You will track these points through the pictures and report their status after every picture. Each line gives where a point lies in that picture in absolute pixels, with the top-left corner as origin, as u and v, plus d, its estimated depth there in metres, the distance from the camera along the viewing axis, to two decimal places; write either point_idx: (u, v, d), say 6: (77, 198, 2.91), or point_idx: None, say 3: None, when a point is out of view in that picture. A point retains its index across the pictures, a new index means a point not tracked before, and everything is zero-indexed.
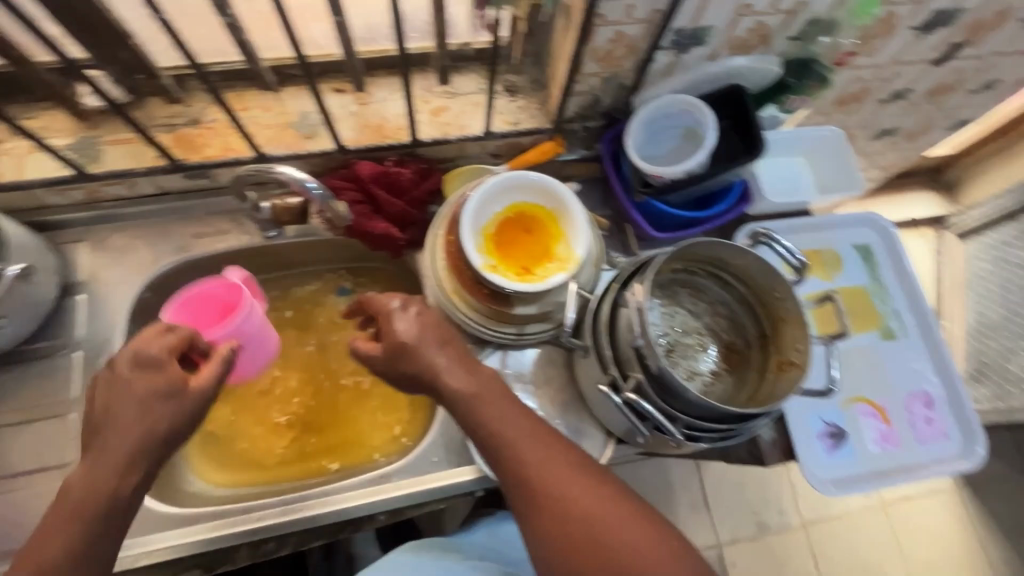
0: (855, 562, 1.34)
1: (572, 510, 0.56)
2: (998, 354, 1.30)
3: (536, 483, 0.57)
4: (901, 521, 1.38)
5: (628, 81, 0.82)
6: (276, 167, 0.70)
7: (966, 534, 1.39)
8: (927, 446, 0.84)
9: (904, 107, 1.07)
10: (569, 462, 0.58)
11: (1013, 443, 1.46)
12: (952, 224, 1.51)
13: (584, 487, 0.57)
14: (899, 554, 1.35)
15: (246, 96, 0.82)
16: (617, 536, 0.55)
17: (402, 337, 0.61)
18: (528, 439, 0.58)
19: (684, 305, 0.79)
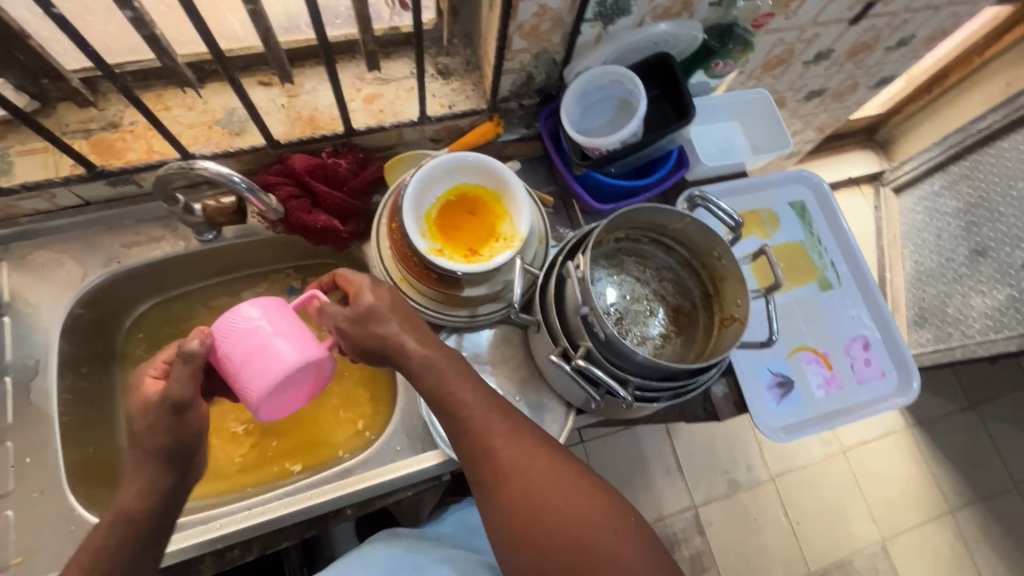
0: (821, 507, 1.41)
1: (533, 489, 0.57)
2: (937, 298, 1.36)
3: (498, 465, 0.58)
4: (859, 463, 1.45)
5: (558, 56, 0.82)
6: (197, 163, 0.66)
7: (918, 469, 1.48)
8: (867, 386, 0.89)
9: (828, 68, 1.11)
10: (529, 442, 0.60)
11: (954, 379, 1.56)
12: (887, 181, 1.57)
13: (543, 465, 0.58)
14: (860, 495, 1.43)
15: (166, 95, 0.79)
16: (575, 512, 0.56)
17: (367, 308, 0.62)
18: (491, 421, 0.60)
19: (631, 273, 0.81)
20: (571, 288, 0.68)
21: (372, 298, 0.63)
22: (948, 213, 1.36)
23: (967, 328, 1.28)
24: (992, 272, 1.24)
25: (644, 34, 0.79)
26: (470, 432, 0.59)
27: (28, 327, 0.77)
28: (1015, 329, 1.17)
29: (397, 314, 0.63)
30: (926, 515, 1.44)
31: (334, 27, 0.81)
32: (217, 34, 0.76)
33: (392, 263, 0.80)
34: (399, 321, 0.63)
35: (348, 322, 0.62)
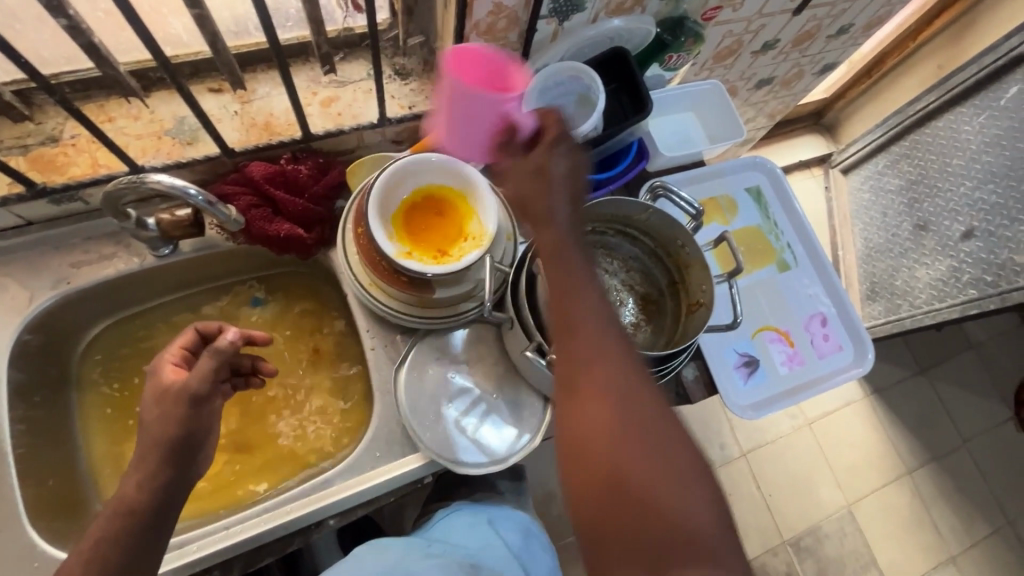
0: (791, 478, 1.47)
1: (614, 425, 0.47)
2: (886, 272, 1.44)
3: (595, 420, 0.48)
4: (823, 433, 1.53)
5: (516, 53, 0.82)
6: (150, 176, 0.64)
7: (878, 434, 1.56)
8: (827, 360, 0.93)
9: (775, 57, 1.16)
10: (632, 379, 0.49)
11: (905, 347, 1.65)
12: (835, 162, 1.64)
13: (637, 410, 0.48)
14: (826, 463, 1.50)
15: (110, 106, 0.76)
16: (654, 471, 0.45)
17: (538, 165, 0.57)
18: (601, 339, 0.51)
19: (600, 265, 0.82)
20: (542, 285, 0.69)
21: (518, 183, 0.58)
22: (892, 191, 1.44)
23: (914, 298, 1.35)
24: (934, 245, 1.32)
25: (599, 28, 0.80)
26: (566, 333, 0.52)
27: None
28: (957, 297, 1.25)
29: (553, 192, 0.56)
30: (886, 477, 1.53)
31: (285, 30, 0.79)
32: (161, 40, 0.73)
33: (361, 268, 0.80)
34: (566, 205, 0.56)
35: (529, 173, 0.57)
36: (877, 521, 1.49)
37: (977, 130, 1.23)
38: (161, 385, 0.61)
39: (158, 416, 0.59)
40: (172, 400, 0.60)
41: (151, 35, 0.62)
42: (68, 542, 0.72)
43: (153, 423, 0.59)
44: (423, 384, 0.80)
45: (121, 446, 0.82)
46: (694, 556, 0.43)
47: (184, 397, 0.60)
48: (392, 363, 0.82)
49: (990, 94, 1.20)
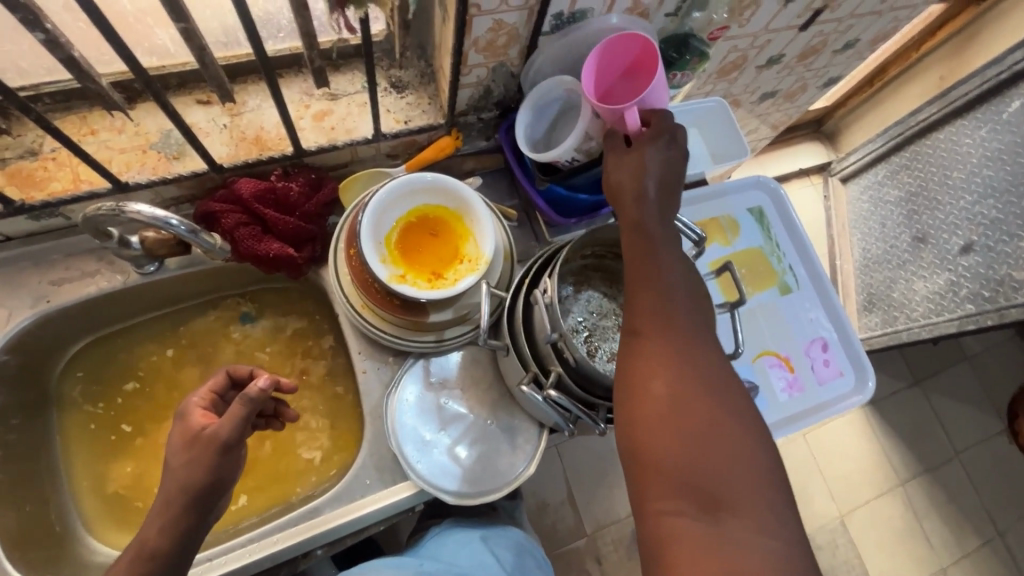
0: None
1: (683, 373, 0.49)
2: (884, 284, 1.42)
3: (656, 366, 0.49)
4: (818, 446, 1.52)
5: (516, 69, 0.80)
6: (128, 206, 0.62)
7: (873, 447, 1.56)
8: (827, 386, 0.91)
9: (780, 71, 1.13)
10: (708, 350, 0.51)
11: (901, 359, 1.65)
12: (834, 170, 1.62)
13: (706, 367, 0.50)
14: (820, 476, 1.50)
15: (93, 118, 0.73)
16: (714, 422, 0.47)
17: (647, 158, 0.60)
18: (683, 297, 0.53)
19: (598, 289, 0.79)
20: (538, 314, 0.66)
21: (619, 170, 0.61)
22: (892, 202, 1.42)
23: (911, 311, 1.34)
24: (933, 259, 1.30)
25: (593, 28, 0.74)
26: (642, 283, 0.54)
27: None
28: (953, 311, 1.24)
29: (644, 179, 0.59)
30: (879, 489, 1.52)
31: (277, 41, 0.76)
32: (147, 51, 0.70)
33: (353, 290, 0.77)
34: (658, 189, 0.59)
35: (629, 171, 0.60)
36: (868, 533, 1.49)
37: (977, 143, 1.22)
38: (190, 429, 0.60)
39: (184, 461, 0.58)
40: (201, 448, 0.57)
41: (131, 50, 0.59)
42: (48, 572, 0.69)
43: (178, 468, 0.57)
44: (416, 410, 0.78)
45: (105, 468, 0.80)
46: (739, 508, 0.44)
47: (211, 446, 0.57)
48: (383, 385, 0.80)
49: (993, 108, 1.18)
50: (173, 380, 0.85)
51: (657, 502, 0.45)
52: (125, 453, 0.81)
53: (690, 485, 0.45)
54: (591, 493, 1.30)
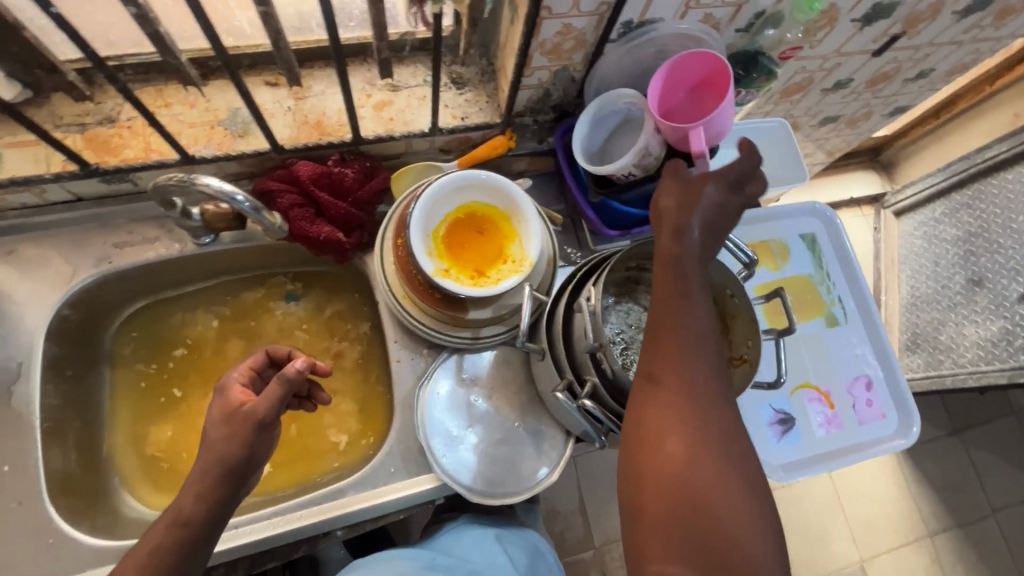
0: (803, 529, 1.41)
1: (691, 423, 0.48)
2: (931, 325, 1.36)
3: (672, 424, 0.48)
4: (843, 487, 1.46)
5: (577, 74, 0.80)
6: (198, 179, 0.64)
7: (903, 494, 1.49)
8: (868, 427, 0.88)
9: (845, 96, 1.10)
10: (724, 409, 0.50)
11: (941, 406, 1.57)
12: (888, 203, 1.55)
13: (716, 417, 0.49)
14: (842, 518, 1.44)
15: (168, 91, 0.75)
16: (717, 475, 0.46)
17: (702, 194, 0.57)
18: (700, 342, 0.52)
19: (640, 302, 0.78)
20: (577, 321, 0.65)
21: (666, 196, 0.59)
22: (948, 241, 1.35)
23: (958, 356, 1.28)
24: (987, 304, 1.24)
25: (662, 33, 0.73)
26: (664, 330, 0.52)
27: (11, 327, 0.73)
28: (1006, 361, 1.17)
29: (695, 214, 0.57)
30: (905, 539, 1.46)
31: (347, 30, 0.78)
32: (224, 31, 0.73)
33: (395, 280, 0.78)
34: (700, 229, 0.57)
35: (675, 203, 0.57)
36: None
37: None
38: (229, 404, 0.62)
39: (223, 435, 0.59)
40: (240, 426, 0.59)
41: (216, 31, 0.61)
42: (86, 521, 0.72)
43: (216, 441, 0.58)
44: (446, 405, 0.78)
45: (146, 430, 0.83)
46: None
47: (248, 425, 0.59)
48: (415, 376, 0.81)
49: None
50: (215, 349, 0.87)
51: (656, 559, 0.45)
52: (166, 417, 0.84)
53: (697, 549, 0.44)
54: (604, 507, 1.28)
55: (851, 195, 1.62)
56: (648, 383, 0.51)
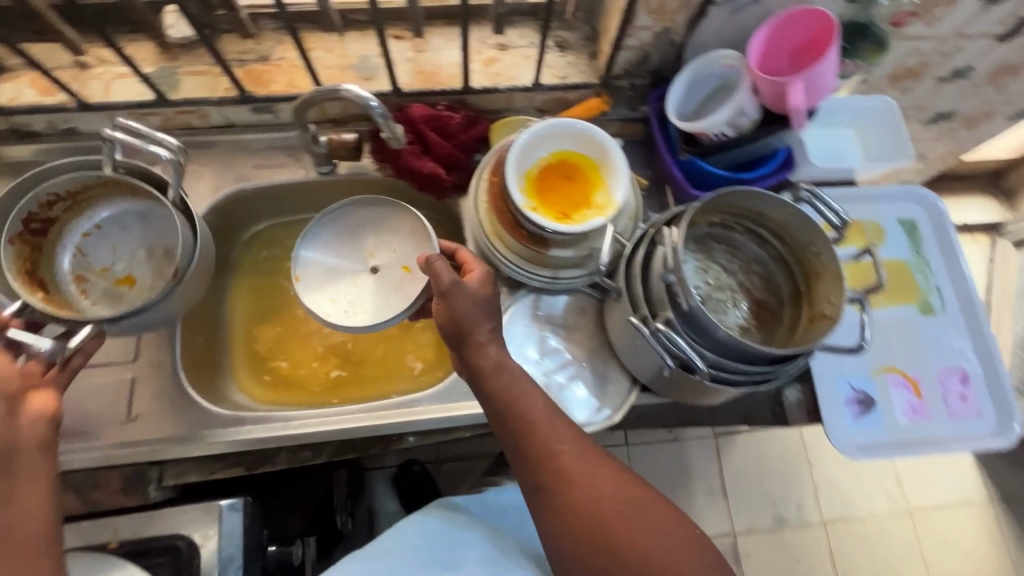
0: (867, 557, 1.72)
1: (546, 442, 0.64)
2: None
3: (543, 457, 0.63)
4: (920, 520, 1.76)
5: (679, 39, 0.83)
6: (341, 85, 0.72)
7: (985, 544, 1.76)
8: (958, 421, 0.82)
9: (964, 88, 1.06)
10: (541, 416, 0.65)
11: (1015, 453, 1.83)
12: (1008, 233, 1.93)
13: (547, 431, 0.65)
14: (918, 545, 1.74)
15: (313, 37, 0.88)
16: (575, 466, 0.63)
17: (455, 298, 0.67)
18: (494, 409, 0.66)
19: (719, 261, 0.81)
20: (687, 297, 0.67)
21: (464, 302, 0.67)
22: None
23: None
24: None
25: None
26: (488, 379, 0.66)
27: None
28: None
29: (476, 307, 0.67)
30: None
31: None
32: None
33: (486, 217, 0.84)
34: (472, 307, 0.67)
35: (444, 292, 0.67)
36: (908, 567, 1.72)
37: None
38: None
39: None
40: (40, 445, 0.60)
41: None
42: (205, 391, 0.83)
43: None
44: (520, 332, 0.83)
45: (258, 331, 0.94)
46: (621, 525, 0.61)
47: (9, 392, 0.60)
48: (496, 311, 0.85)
49: None
50: None
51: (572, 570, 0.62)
52: (277, 322, 0.95)
53: (599, 554, 0.60)
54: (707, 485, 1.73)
55: (964, 219, 2.01)
56: (532, 470, 0.64)
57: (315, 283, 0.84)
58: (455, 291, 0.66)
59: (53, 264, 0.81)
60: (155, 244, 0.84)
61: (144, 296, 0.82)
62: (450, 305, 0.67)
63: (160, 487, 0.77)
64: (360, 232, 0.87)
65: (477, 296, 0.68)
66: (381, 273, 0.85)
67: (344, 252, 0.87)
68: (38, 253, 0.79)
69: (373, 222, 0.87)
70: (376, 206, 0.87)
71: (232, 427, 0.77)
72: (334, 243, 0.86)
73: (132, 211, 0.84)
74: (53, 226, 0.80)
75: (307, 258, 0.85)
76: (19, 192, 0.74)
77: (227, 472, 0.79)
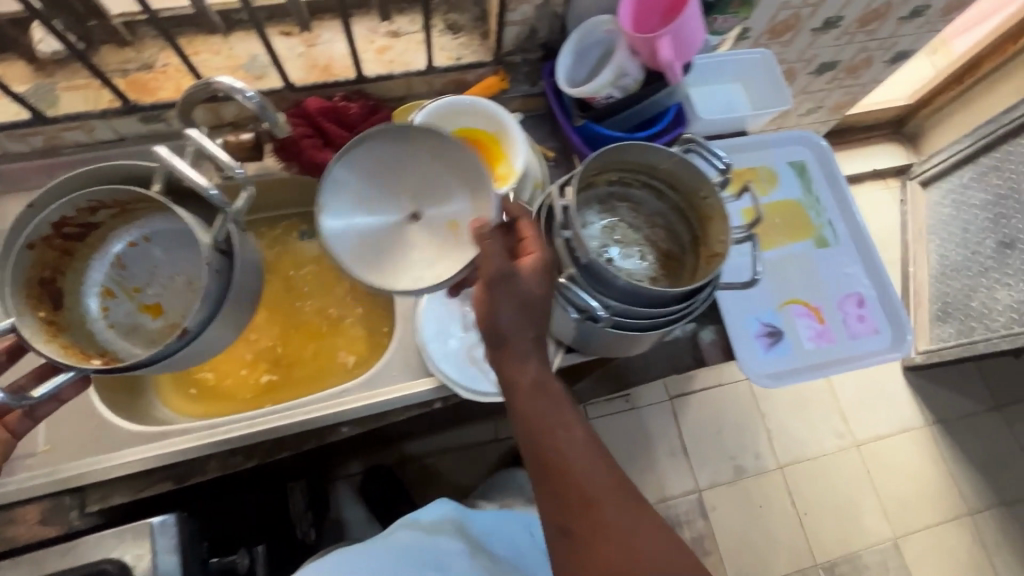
0: (823, 493, 1.81)
1: (579, 482, 0.59)
2: (962, 294, 1.83)
3: (578, 493, 0.58)
4: (867, 453, 1.87)
5: (561, 10, 0.86)
6: (214, 76, 0.67)
7: (927, 464, 1.88)
8: (859, 341, 0.87)
9: (838, 37, 1.14)
10: (578, 452, 0.61)
11: (943, 376, 1.97)
12: (912, 175, 2.10)
13: (581, 471, 0.59)
14: (868, 477, 1.84)
15: (197, 41, 0.86)
16: (612, 512, 0.58)
17: (495, 282, 0.62)
18: (525, 436, 0.62)
19: (624, 218, 0.84)
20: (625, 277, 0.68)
21: (507, 295, 0.62)
22: (976, 204, 1.83)
23: (990, 320, 1.73)
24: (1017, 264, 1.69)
25: None
26: (523, 398, 0.63)
27: None
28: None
29: (513, 300, 0.62)
30: (938, 517, 1.83)
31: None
32: None
33: None
34: (514, 311, 0.63)
35: (493, 277, 0.62)
36: (861, 497, 1.82)
37: None
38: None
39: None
40: None
41: None
42: (123, 412, 0.82)
43: None
44: (440, 313, 0.84)
45: None
46: None
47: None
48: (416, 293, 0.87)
49: None
50: None
51: None
52: None
53: None
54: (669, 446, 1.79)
55: (875, 167, 2.16)
56: (560, 510, 0.59)
57: (352, 244, 0.70)
58: (495, 281, 0.62)
59: (82, 274, 0.75)
60: (189, 276, 0.77)
61: (162, 335, 0.76)
62: (496, 304, 0.62)
63: (84, 514, 0.74)
64: (393, 165, 0.72)
65: (523, 294, 0.63)
66: (424, 219, 0.71)
67: (381, 200, 0.72)
68: (67, 259, 0.73)
69: (389, 159, 0.72)
70: (415, 133, 0.71)
71: (154, 442, 0.75)
72: (389, 181, 0.72)
73: (173, 236, 0.76)
74: (94, 230, 0.73)
75: (335, 228, 0.70)
76: (65, 190, 0.67)
77: (154, 489, 0.75)
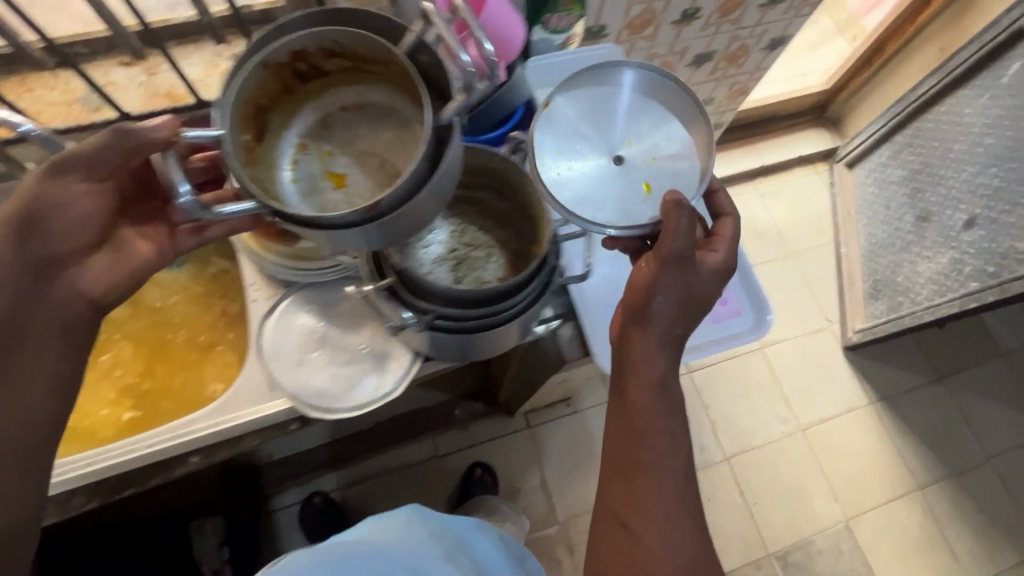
0: (772, 482, 1.79)
1: (648, 479, 0.66)
2: (888, 271, 1.85)
3: (634, 486, 0.66)
4: (813, 437, 1.86)
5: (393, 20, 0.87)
6: None
7: (876, 443, 1.87)
8: (721, 324, 0.88)
9: (702, 28, 1.16)
10: (670, 454, 0.67)
11: (885, 352, 1.97)
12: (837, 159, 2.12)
13: (673, 472, 0.67)
14: (815, 461, 1.83)
15: (29, 78, 0.86)
16: (648, 508, 0.65)
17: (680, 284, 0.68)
18: (628, 422, 0.69)
19: (472, 221, 0.84)
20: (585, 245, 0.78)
21: (671, 285, 0.67)
22: (897, 179, 1.86)
23: (915, 294, 1.74)
24: (935, 236, 1.71)
25: None
26: (661, 387, 0.69)
27: None
28: (959, 290, 1.60)
29: (677, 289, 0.68)
30: (889, 495, 1.81)
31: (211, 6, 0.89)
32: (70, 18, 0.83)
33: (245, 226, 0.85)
34: (672, 297, 0.68)
35: (673, 257, 0.66)
36: (810, 480, 1.81)
37: (979, 113, 1.57)
38: None
39: None
40: None
41: None
42: None
43: None
44: (288, 332, 0.82)
45: None
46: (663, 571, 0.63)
47: None
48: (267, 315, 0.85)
49: (994, 72, 1.53)
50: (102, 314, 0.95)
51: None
52: None
53: None
54: None
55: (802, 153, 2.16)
56: (618, 494, 0.67)
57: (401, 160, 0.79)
58: (664, 269, 0.66)
59: (279, 135, 0.66)
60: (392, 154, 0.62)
61: (346, 202, 0.62)
62: (658, 285, 0.67)
63: None
64: None
65: (686, 284, 0.68)
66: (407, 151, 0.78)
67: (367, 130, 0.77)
68: (286, 96, 0.65)
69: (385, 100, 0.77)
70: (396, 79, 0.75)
71: None
72: (649, 114, 0.78)
73: (386, 112, 0.65)
74: (319, 80, 0.65)
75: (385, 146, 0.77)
76: (315, 23, 0.60)
77: None
